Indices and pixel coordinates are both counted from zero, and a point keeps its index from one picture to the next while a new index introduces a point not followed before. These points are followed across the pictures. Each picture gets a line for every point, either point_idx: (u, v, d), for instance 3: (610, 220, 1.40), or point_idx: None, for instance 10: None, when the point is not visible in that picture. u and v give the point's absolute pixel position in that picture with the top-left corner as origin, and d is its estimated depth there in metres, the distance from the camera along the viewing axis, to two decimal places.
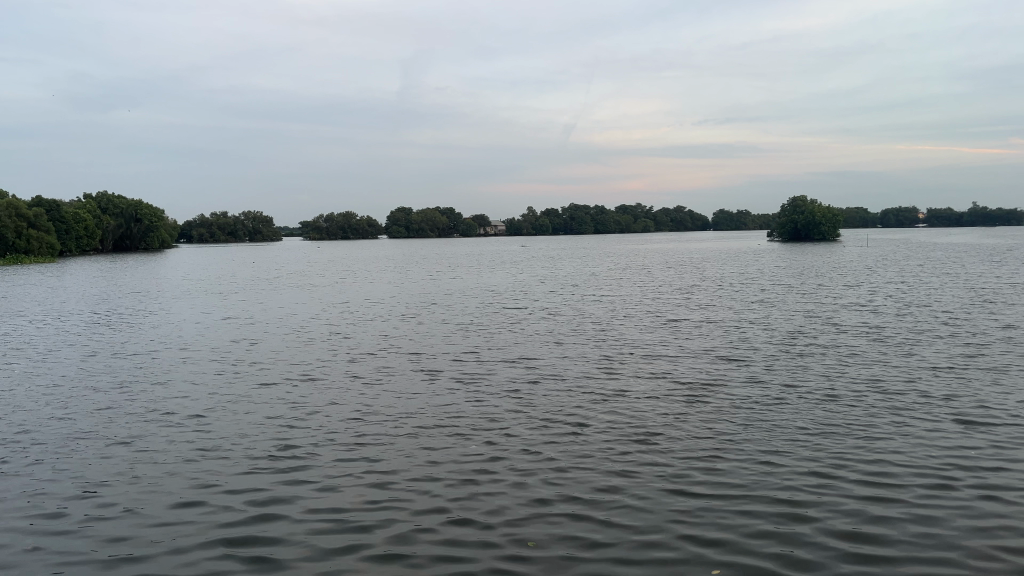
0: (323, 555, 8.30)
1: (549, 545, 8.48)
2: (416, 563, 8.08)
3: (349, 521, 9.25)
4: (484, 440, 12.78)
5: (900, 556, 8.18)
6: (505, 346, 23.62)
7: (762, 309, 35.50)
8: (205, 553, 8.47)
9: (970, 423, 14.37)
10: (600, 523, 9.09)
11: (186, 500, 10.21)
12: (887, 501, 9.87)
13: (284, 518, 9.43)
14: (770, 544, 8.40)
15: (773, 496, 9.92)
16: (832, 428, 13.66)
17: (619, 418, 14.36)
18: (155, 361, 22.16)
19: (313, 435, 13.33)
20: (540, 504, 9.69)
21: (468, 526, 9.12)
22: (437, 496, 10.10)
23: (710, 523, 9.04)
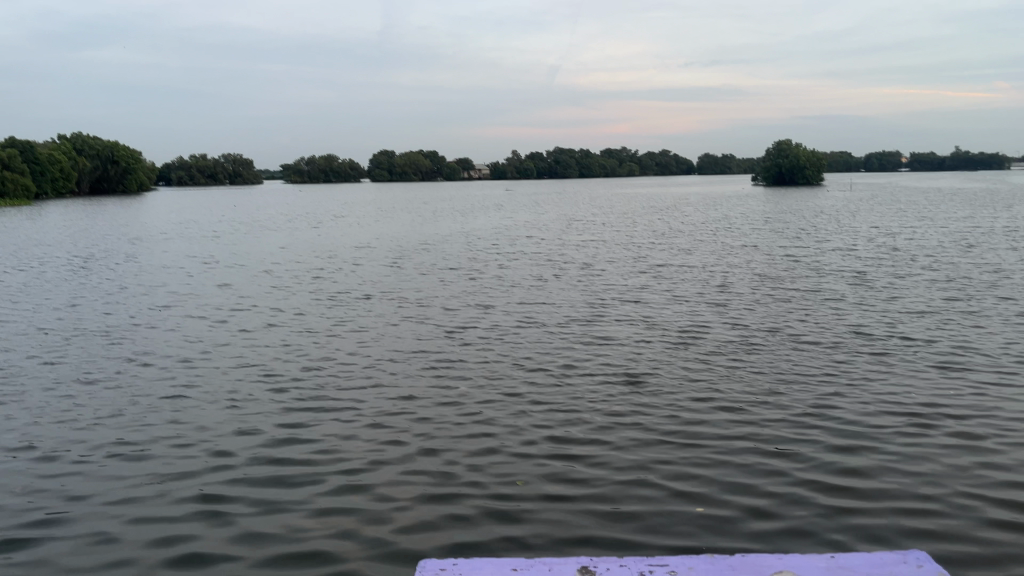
0: (288, 496, 7.95)
1: (533, 487, 8.22)
2: (385, 502, 7.74)
3: (318, 462, 8.91)
4: (466, 385, 12.49)
5: (892, 500, 7.99)
6: (485, 290, 23.28)
7: (746, 252, 35.39)
8: (164, 494, 8.07)
9: (950, 367, 14.26)
10: (587, 465, 8.84)
11: (160, 444, 9.81)
12: (868, 446, 9.67)
13: (250, 459, 9.06)
14: (760, 488, 8.18)
15: (763, 442, 9.70)
16: (818, 374, 13.49)
17: (599, 363, 14.09)
18: (127, 305, 21.63)
19: (285, 379, 12.95)
20: (525, 448, 9.42)
21: (451, 466, 8.84)
22: (417, 438, 9.79)
23: (700, 467, 8.80)
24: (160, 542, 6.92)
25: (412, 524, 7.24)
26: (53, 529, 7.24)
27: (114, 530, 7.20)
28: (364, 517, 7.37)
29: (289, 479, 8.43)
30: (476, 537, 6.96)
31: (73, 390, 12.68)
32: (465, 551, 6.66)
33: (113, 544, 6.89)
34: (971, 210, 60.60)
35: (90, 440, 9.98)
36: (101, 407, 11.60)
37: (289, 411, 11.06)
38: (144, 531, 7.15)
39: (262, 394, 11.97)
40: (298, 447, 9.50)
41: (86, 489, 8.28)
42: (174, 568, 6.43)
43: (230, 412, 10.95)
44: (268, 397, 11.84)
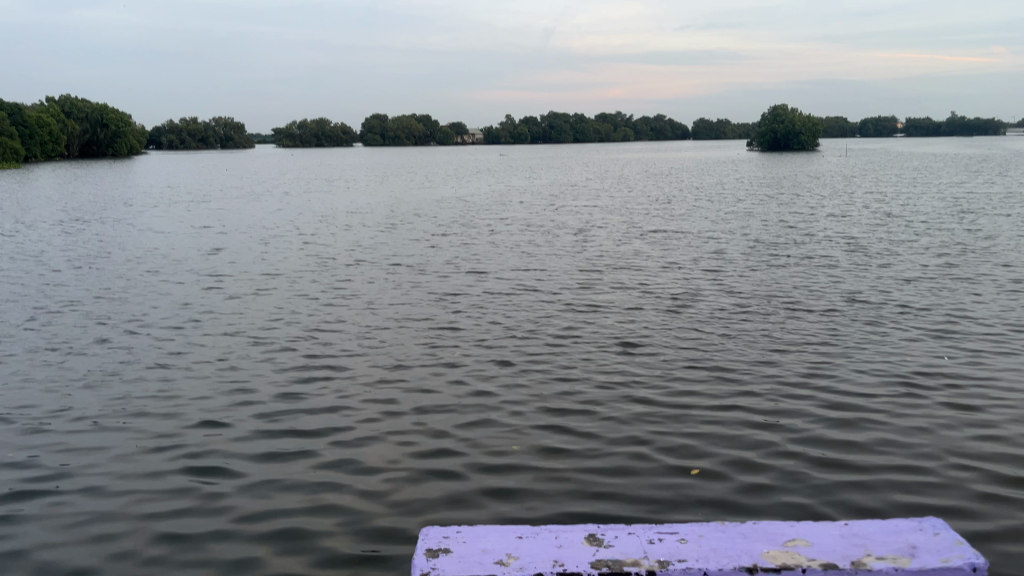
0: (273, 466, 7.79)
1: (525, 454, 8.11)
2: (372, 472, 7.58)
3: (304, 432, 8.74)
4: (457, 352, 12.34)
5: (887, 467, 7.93)
6: (477, 256, 23.09)
7: (740, 218, 35.29)
8: (145, 464, 7.87)
9: (944, 334, 14.21)
10: (580, 433, 8.73)
11: (146, 410, 9.65)
12: (861, 415, 9.55)
13: (235, 428, 8.89)
14: (754, 457, 8.09)
15: (758, 411, 9.61)
16: (812, 342, 13.41)
17: (590, 330, 13.94)
18: (115, 271, 21.38)
19: (272, 346, 12.77)
20: (517, 416, 9.29)
21: (441, 434, 8.71)
22: (408, 407, 9.66)
23: (693, 435, 8.70)
24: (142, 514, 6.75)
25: (400, 493, 7.09)
26: (31, 499, 7.07)
27: (92, 502, 7.01)
28: (349, 487, 7.23)
29: (274, 448, 8.26)
30: (466, 507, 6.82)
31: (57, 357, 12.46)
32: (454, 521, 6.52)
33: (92, 515, 6.72)
34: (966, 175, 60.50)
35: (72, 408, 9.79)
36: (85, 374, 11.39)
37: (276, 379, 10.88)
38: (125, 502, 6.98)
39: (248, 362, 11.79)
40: (285, 415, 9.35)
41: (70, 457, 8.13)
42: (154, 539, 6.27)
43: (218, 380, 10.79)
44: (255, 365, 11.66)
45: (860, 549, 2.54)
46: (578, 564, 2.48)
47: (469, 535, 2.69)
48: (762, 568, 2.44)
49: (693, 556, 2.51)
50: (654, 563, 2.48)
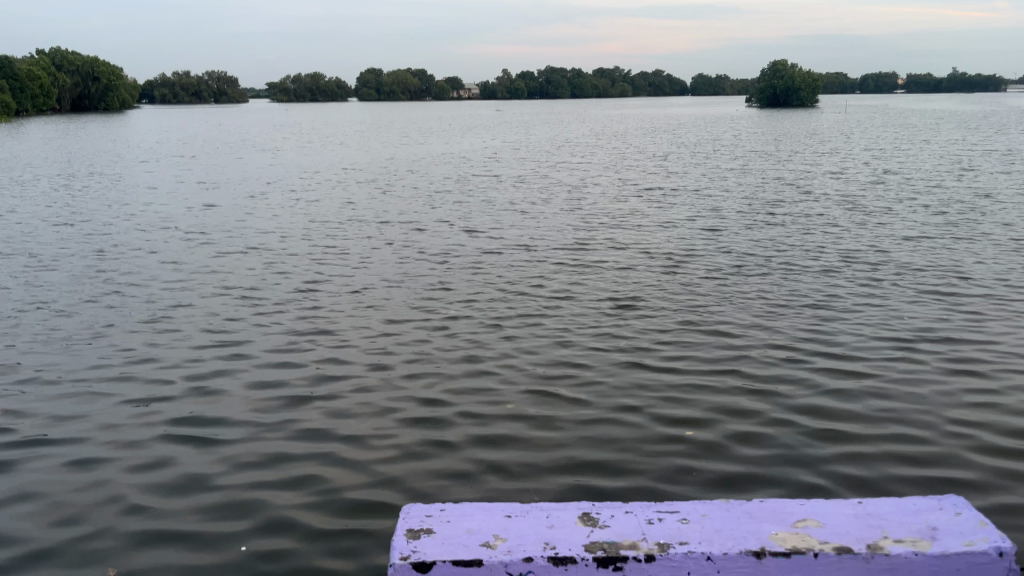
0: (259, 428, 7.54)
1: (516, 416, 7.88)
2: (362, 435, 7.32)
3: (291, 394, 8.48)
4: (448, 312, 12.09)
5: (887, 428, 7.73)
6: (470, 215, 22.76)
7: (738, 175, 35.01)
8: (126, 428, 7.59)
9: (942, 295, 14.03)
10: (572, 395, 8.51)
11: (126, 372, 9.37)
12: (859, 378, 9.36)
13: (220, 391, 8.60)
14: (751, 418, 7.89)
15: (754, 373, 9.40)
16: (809, 303, 13.20)
17: (585, 291, 13.69)
18: (103, 228, 20.98)
19: (260, 306, 12.48)
20: (508, 377, 9.06)
21: (430, 395, 8.48)
22: (396, 368, 9.41)
23: (688, 398, 8.48)
24: (121, 480, 6.48)
25: (386, 455, 6.86)
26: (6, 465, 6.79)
27: (69, 468, 6.72)
28: (338, 451, 6.97)
29: (261, 411, 8.00)
30: (459, 471, 6.58)
31: (39, 316, 12.14)
32: (448, 486, 6.28)
33: (70, 481, 6.46)
34: (964, 132, 60.09)
35: (53, 369, 9.48)
36: (67, 333, 11.09)
37: (263, 340, 10.61)
38: (104, 468, 6.70)
39: (235, 322, 11.50)
40: (272, 377, 9.07)
41: (46, 420, 7.86)
42: (134, 507, 6.01)
43: (203, 341, 10.51)
44: (242, 325, 11.38)
45: (876, 531, 2.34)
46: (570, 547, 2.28)
47: (454, 513, 2.47)
48: (770, 552, 2.24)
49: (694, 537, 2.32)
50: (653, 546, 2.28)
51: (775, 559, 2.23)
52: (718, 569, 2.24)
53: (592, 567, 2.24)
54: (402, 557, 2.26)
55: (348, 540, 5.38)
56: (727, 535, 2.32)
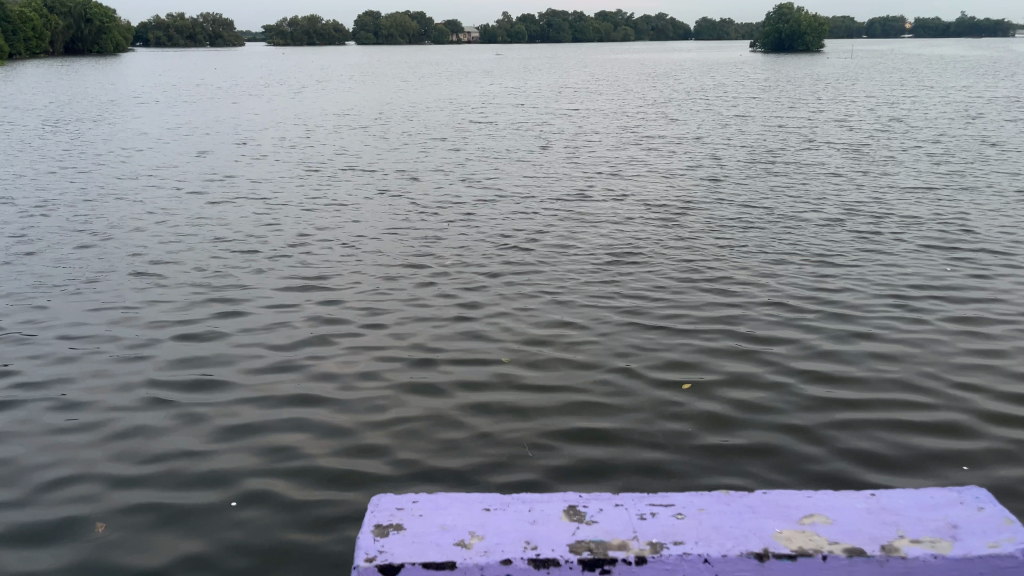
0: (246, 382, 7.35)
1: (509, 372, 7.70)
2: (350, 392, 7.14)
3: (280, 347, 8.28)
4: (442, 265, 11.85)
5: (888, 386, 7.56)
6: (467, 163, 22.35)
7: (739, 123, 34.46)
8: (106, 383, 7.35)
9: (945, 248, 13.79)
10: (566, 351, 8.32)
11: (112, 322, 9.15)
12: (859, 333, 9.17)
13: (205, 343, 8.39)
14: (750, 376, 7.71)
15: (752, 329, 9.20)
16: (809, 256, 12.97)
17: (582, 244, 13.40)
18: (92, 174, 20.58)
19: (250, 257, 12.20)
20: (501, 333, 8.87)
21: (422, 350, 8.29)
22: (387, 322, 9.21)
23: (686, 355, 8.30)
24: (100, 436, 6.26)
25: (374, 413, 6.68)
26: None
27: (44, 424, 6.49)
28: (324, 409, 6.75)
29: (246, 366, 7.74)
30: (450, 431, 6.36)
31: (23, 264, 11.85)
32: (438, 448, 6.06)
33: (51, 435, 6.28)
34: (971, 79, 59.08)
35: (34, 321, 9.23)
36: (51, 282, 10.81)
37: (251, 293, 10.36)
38: (81, 425, 6.47)
39: (224, 274, 11.23)
40: (259, 331, 8.83)
41: (28, 371, 7.66)
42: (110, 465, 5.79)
43: (190, 292, 10.28)
44: (230, 277, 11.11)
45: (890, 530, 2.12)
46: (553, 547, 2.06)
47: (427, 506, 2.25)
48: (774, 554, 2.03)
49: (691, 536, 2.10)
50: (645, 545, 2.06)
51: (778, 562, 2.02)
52: (716, 572, 2.02)
53: (577, 570, 2.02)
54: (368, 558, 2.04)
55: (332, 504, 5.17)
56: (726, 534, 2.10)
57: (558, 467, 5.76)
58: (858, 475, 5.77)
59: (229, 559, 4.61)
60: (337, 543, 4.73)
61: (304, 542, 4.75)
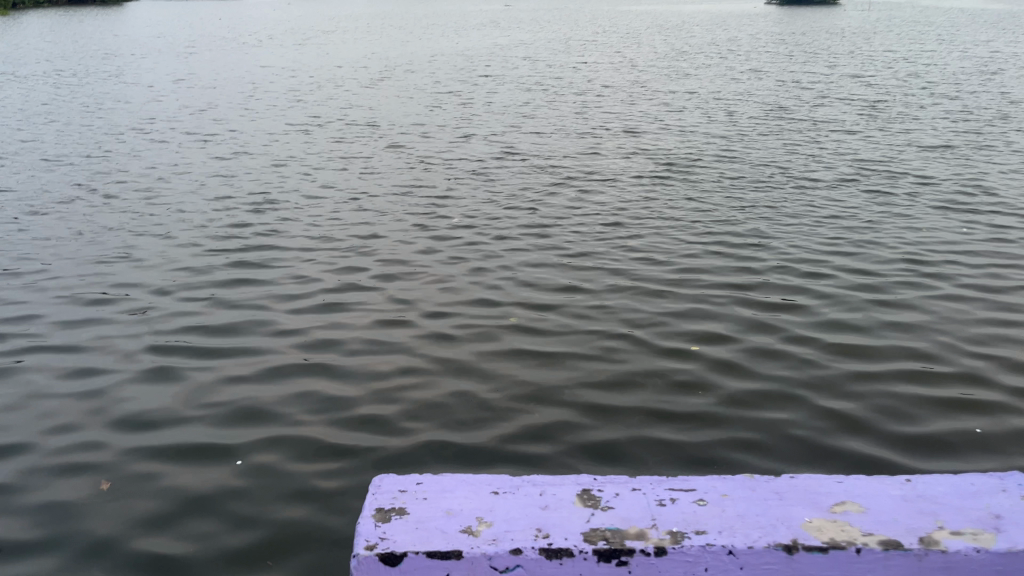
0: (246, 340, 7.22)
1: (514, 332, 7.54)
2: (352, 351, 7.00)
3: (281, 306, 8.14)
4: (447, 222, 11.63)
5: (901, 347, 7.38)
6: (473, 118, 21.98)
7: (751, 77, 33.82)
8: (107, 340, 7.24)
9: (961, 209, 13.50)
10: (573, 310, 8.15)
11: (111, 279, 9.01)
12: (872, 295, 8.97)
13: (206, 301, 8.26)
14: (760, 336, 7.54)
15: (763, 290, 9.01)
16: (821, 216, 12.70)
17: (591, 202, 13.17)
18: (94, 127, 20.33)
19: (253, 214, 12.01)
20: (506, 292, 8.69)
21: (425, 309, 8.13)
22: (391, 280, 9.04)
23: (694, 315, 8.12)
24: (99, 395, 6.15)
25: (376, 372, 6.55)
26: None
27: (44, 382, 6.39)
28: (328, 368, 6.62)
29: (248, 324, 7.61)
30: (456, 392, 6.23)
31: (24, 219, 11.72)
32: (444, 409, 5.93)
33: (48, 392, 6.19)
34: (990, 32, 57.77)
35: (32, 276, 9.10)
36: (51, 238, 10.66)
37: (255, 250, 10.20)
38: (81, 382, 6.36)
39: (227, 230, 11.07)
40: (263, 289, 8.69)
41: (27, 328, 7.55)
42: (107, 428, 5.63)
43: (191, 250, 10.12)
44: (233, 234, 10.95)
45: (929, 520, 1.97)
46: (566, 536, 1.92)
47: (432, 488, 2.11)
48: (803, 547, 1.88)
49: (714, 525, 1.95)
50: (665, 535, 1.92)
51: (808, 555, 1.88)
52: (740, 565, 1.88)
53: (592, 561, 1.89)
54: (368, 546, 1.91)
55: (336, 468, 5.03)
56: (751, 523, 1.96)
57: (567, 429, 5.63)
58: (875, 439, 5.63)
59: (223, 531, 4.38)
60: (337, 516, 4.48)
61: (302, 514, 4.50)
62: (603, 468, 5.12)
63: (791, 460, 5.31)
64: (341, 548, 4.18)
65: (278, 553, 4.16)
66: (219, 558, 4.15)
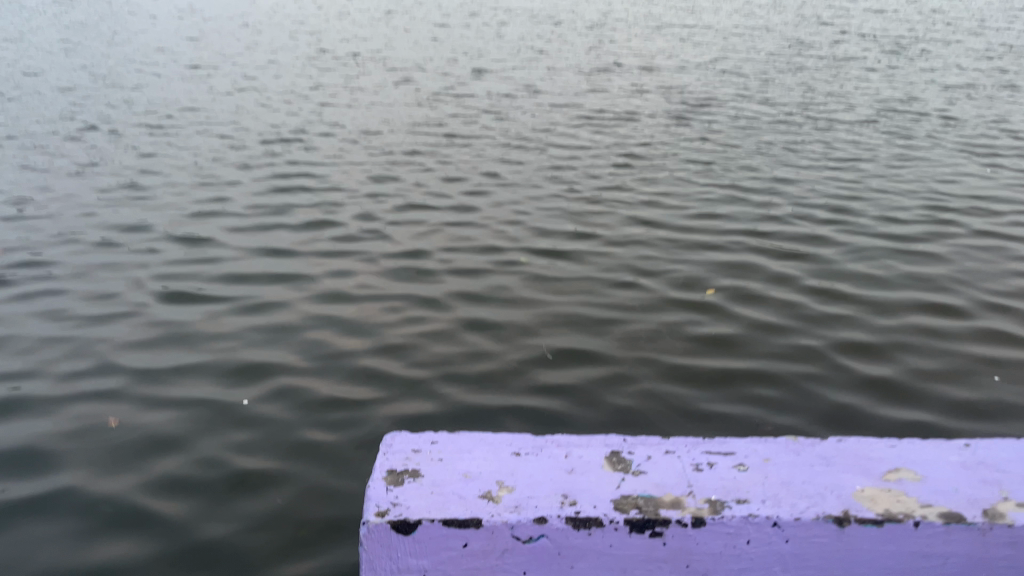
0: (245, 279, 7.03)
1: (520, 275, 7.33)
2: (355, 291, 6.81)
3: (283, 246, 7.95)
4: (453, 162, 11.34)
5: (920, 294, 7.14)
6: (482, 53, 21.41)
7: (768, 12, 32.84)
8: (107, 277, 7.02)
9: (983, 152, 13.09)
10: (582, 254, 7.92)
11: (108, 216, 8.80)
12: (891, 241, 8.70)
13: (205, 241, 8.06)
14: (775, 281, 7.31)
15: (777, 234, 8.74)
16: (839, 159, 12.33)
17: (603, 142, 12.80)
18: (93, 58, 19.89)
19: (257, 152, 11.69)
20: (513, 234, 8.46)
21: (430, 251, 7.92)
22: (394, 221, 8.81)
23: (707, 259, 7.88)
24: (99, 330, 5.93)
25: (378, 314, 6.37)
26: None
27: (41, 317, 6.17)
28: (334, 308, 6.42)
29: (248, 264, 7.42)
30: (468, 336, 6.03)
31: (21, 153, 11.39)
32: (456, 352, 5.74)
33: (39, 322, 6.00)
34: None
35: (28, 212, 8.90)
36: (48, 174, 10.43)
37: (259, 189, 9.92)
38: (80, 318, 6.15)
39: (228, 168, 10.80)
40: (268, 230, 8.45)
41: (21, 263, 7.37)
42: (99, 368, 5.27)
43: (191, 189, 9.90)
44: (235, 172, 10.68)
45: (994, 491, 1.79)
46: (594, 504, 1.75)
47: (448, 449, 1.95)
48: (856, 519, 1.71)
49: (757, 493, 1.79)
50: (703, 504, 1.76)
51: (861, 528, 1.71)
52: (787, 537, 1.72)
53: (623, 532, 1.73)
54: (378, 512, 1.74)
55: (345, 413, 4.79)
56: (797, 492, 1.79)
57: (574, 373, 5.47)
58: (905, 385, 5.41)
59: (220, 488, 3.99)
60: (346, 476, 4.08)
61: (308, 473, 4.10)
62: (621, 416, 4.95)
63: (817, 406, 5.11)
64: (349, 507, 3.77)
65: (279, 511, 3.76)
66: (213, 515, 3.75)
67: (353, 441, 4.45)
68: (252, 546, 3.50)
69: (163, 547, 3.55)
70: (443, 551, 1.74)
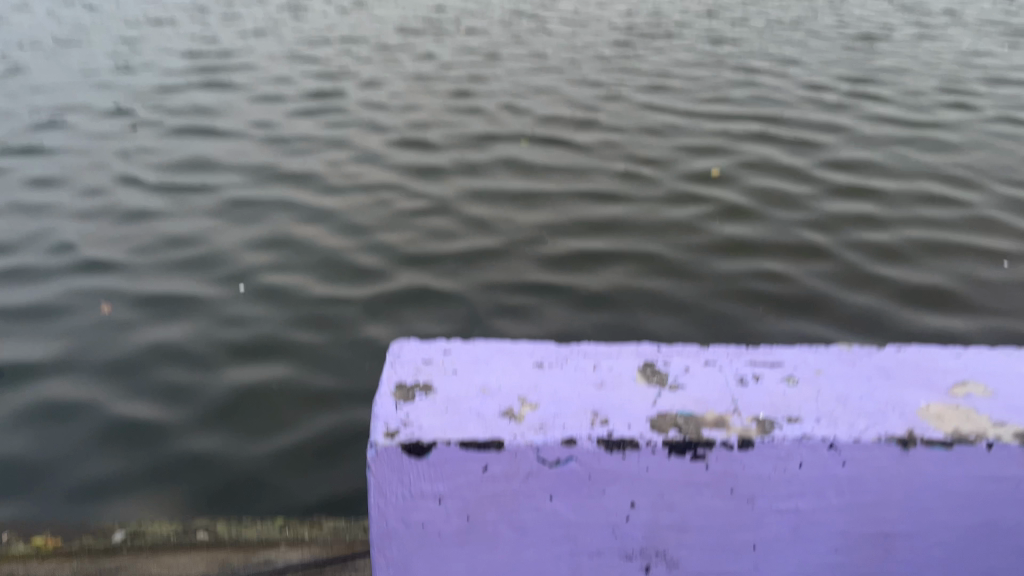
0: (227, 168, 6.71)
1: (516, 161, 7.00)
2: (342, 181, 6.51)
3: (267, 130, 7.57)
4: (446, 41, 10.76)
5: (933, 181, 6.84)
6: None
7: None
8: (84, 168, 6.71)
9: (1005, 27, 12.42)
10: (581, 138, 7.56)
11: (82, 97, 8.36)
12: (905, 123, 8.30)
13: (183, 124, 7.66)
14: (783, 168, 6.99)
15: (786, 117, 8.34)
16: (852, 37, 11.71)
17: (604, 18, 12.11)
18: None
19: (238, 33, 11.09)
20: (509, 118, 8.05)
21: (421, 135, 7.54)
22: (384, 103, 8.38)
23: (712, 144, 7.52)
24: (77, 225, 5.72)
25: (368, 206, 6.10)
26: None
27: (17, 212, 5.92)
28: (321, 201, 6.14)
29: (229, 150, 7.07)
30: (465, 227, 5.81)
31: None
32: (452, 245, 5.52)
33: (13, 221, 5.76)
34: None
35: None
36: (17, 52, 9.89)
37: (241, 70, 9.42)
38: (59, 212, 5.91)
39: (209, 47, 10.24)
40: (251, 113, 8.03)
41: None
42: (81, 266, 5.17)
43: (170, 69, 9.40)
44: (215, 50, 10.13)
45: None
46: (628, 424, 1.55)
47: (463, 359, 1.76)
48: (923, 440, 1.51)
49: (809, 411, 1.59)
50: (751, 424, 1.56)
51: (927, 451, 1.52)
52: (844, 461, 1.53)
53: (661, 455, 1.54)
54: (388, 434, 1.54)
55: (337, 306, 4.77)
56: (856, 409, 1.59)
57: (573, 266, 5.24)
58: (916, 275, 5.26)
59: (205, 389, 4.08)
60: (330, 378, 4.18)
61: (290, 372, 4.20)
62: (617, 310, 4.78)
63: (829, 297, 4.96)
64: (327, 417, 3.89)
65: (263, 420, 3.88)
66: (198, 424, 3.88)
67: (340, 332, 4.54)
68: (234, 461, 3.65)
69: (150, 458, 3.68)
70: (461, 474, 1.55)
